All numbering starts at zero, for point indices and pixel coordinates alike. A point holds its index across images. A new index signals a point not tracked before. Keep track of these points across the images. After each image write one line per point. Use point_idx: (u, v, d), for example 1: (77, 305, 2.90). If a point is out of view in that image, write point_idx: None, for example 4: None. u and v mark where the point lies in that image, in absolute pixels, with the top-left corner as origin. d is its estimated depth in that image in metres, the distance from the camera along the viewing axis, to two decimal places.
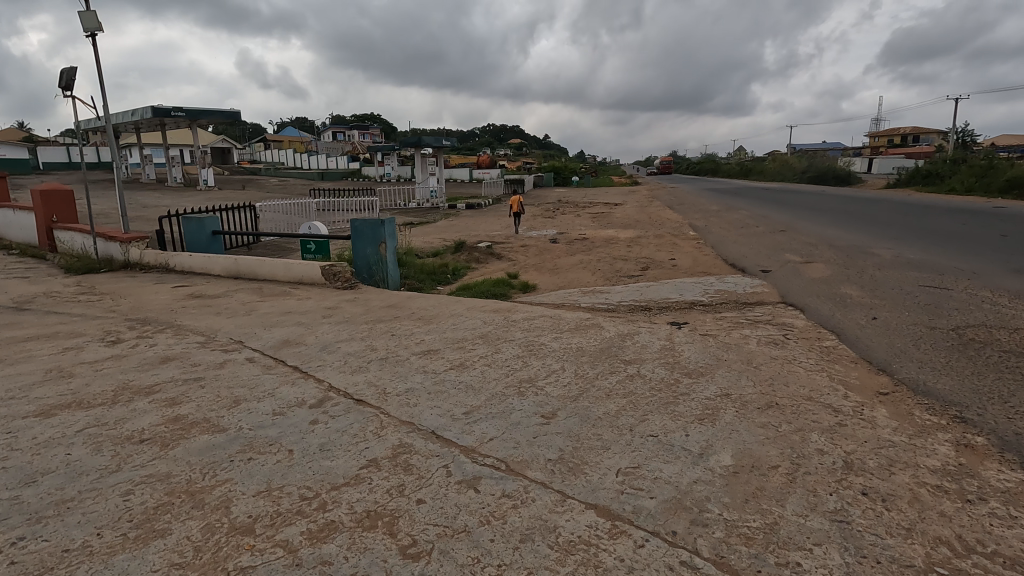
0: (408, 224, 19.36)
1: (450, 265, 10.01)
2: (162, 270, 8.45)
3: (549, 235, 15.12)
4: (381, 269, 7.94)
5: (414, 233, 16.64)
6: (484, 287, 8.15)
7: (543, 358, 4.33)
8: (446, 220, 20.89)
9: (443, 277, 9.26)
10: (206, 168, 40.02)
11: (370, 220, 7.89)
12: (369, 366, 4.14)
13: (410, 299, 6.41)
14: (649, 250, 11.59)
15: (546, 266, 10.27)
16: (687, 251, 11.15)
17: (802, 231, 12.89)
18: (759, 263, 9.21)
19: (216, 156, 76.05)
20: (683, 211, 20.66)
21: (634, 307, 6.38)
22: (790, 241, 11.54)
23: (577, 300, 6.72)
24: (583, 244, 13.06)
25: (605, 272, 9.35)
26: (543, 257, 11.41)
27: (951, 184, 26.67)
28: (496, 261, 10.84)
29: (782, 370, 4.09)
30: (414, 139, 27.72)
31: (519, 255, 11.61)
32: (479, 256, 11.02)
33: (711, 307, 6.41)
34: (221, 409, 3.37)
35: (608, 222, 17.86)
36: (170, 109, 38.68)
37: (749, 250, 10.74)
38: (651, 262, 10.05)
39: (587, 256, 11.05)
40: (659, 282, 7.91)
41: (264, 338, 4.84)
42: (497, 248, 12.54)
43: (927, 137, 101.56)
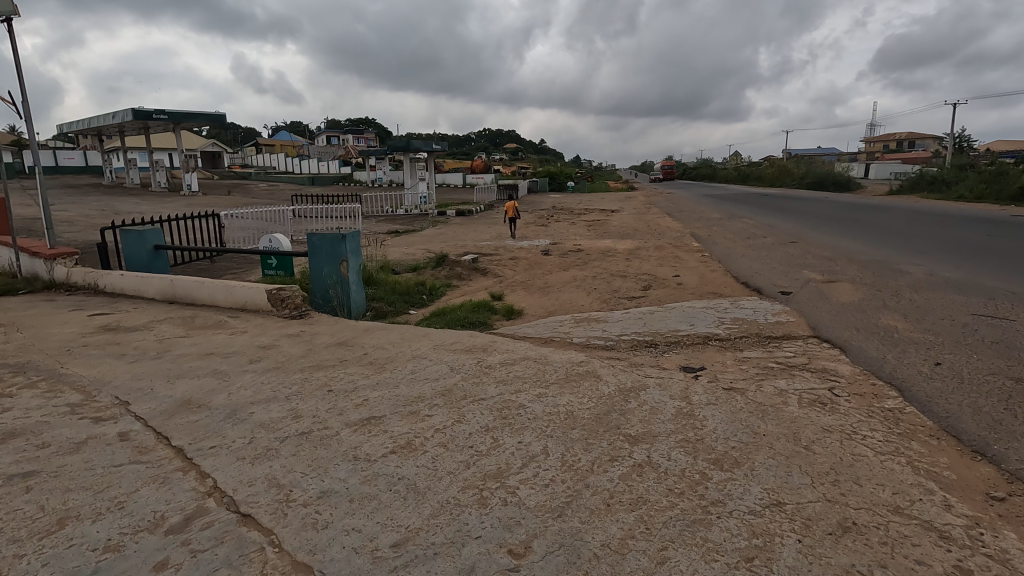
0: (393, 233, 18.25)
1: (427, 284, 8.88)
2: (90, 292, 7.33)
3: (541, 246, 14.09)
4: (342, 290, 6.85)
5: (398, 243, 15.54)
6: (461, 311, 7.07)
7: (519, 433, 3.22)
8: (434, 228, 19.86)
9: (417, 298, 8.12)
10: (190, 172, 38.86)
11: (329, 234, 6.80)
12: (281, 449, 3.03)
13: (366, 336, 5.29)
14: (650, 265, 10.55)
15: (536, 283, 9.20)
16: (691, 267, 10.11)
17: (815, 243, 11.89)
18: (776, 282, 8.16)
19: (207, 161, 74.84)
20: (684, 219, 19.71)
21: (636, 344, 5.28)
22: (806, 255, 10.52)
23: (568, 333, 5.63)
24: (579, 257, 11.98)
25: (601, 292, 8.27)
26: (533, 273, 10.32)
27: (960, 191, 25.77)
28: (480, 278, 9.75)
29: (845, 454, 3.00)
30: (403, 143, 26.75)
31: (507, 271, 10.53)
32: (461, 273, 9.92)
33: (730, 343, 5.33)
34: (28, 540, 2.25)
35: (604, 232, 16.82)
36: (153, 113, 37.54)
37: (761, 265, 9.71)
38: (652, 280, 8.99)
39: (582, 273, 9.97)
40: (665, 308, 6.83)
41: (159, 397, 3.73)
42: (483, 262, 11.45)
43: (924, 142, 101.27)
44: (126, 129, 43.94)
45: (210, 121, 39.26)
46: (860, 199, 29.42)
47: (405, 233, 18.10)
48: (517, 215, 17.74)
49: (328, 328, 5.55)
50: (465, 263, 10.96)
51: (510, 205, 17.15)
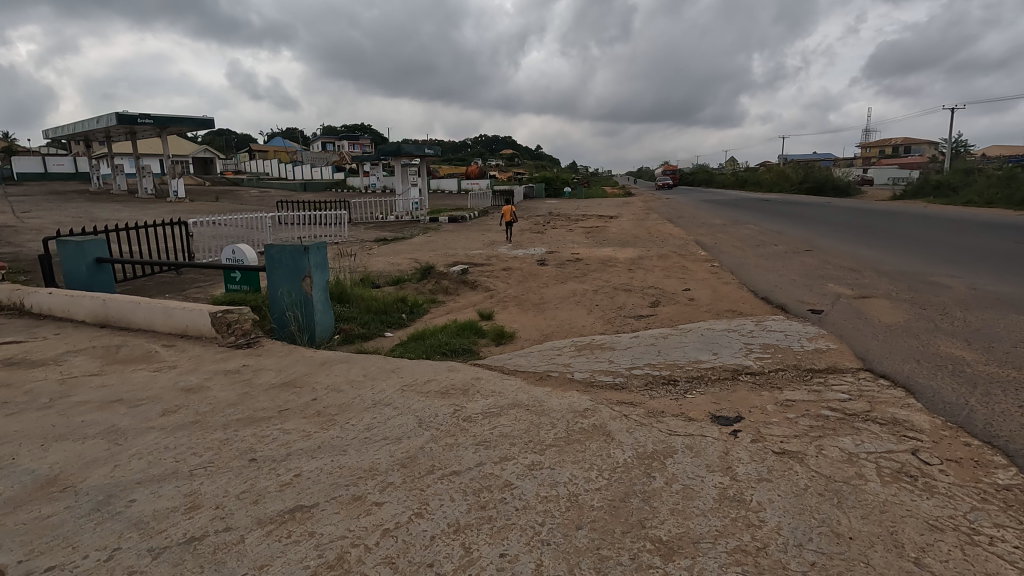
0: (381, 241, 17.28)
1: (408, 300, 7.90)
2: (15, 312, 6.34)
3: (537, 255, 13.19)
4: (304, 312, 5.89)
5: (384, 252, 14.57)
6: (442, 335, 6.10)
7: (501, 537, 2.26)
8: (425, 235, 18.97)
9: (395, 318, 7.13)
10: (177, 178, 37.87)
11: (289, 246, 5.86)
12: (149, 572, 2.06)
13: (320, 373, 4.31)
14: (655, 277, 9.61)
15: (531, 299, 8.25)
16: (701, 279, 9.20)
17: (833, 252, 11.01)
18: (801, 298, 7.23)
19: (198, 167, 73.78)
20: (687, 225, 18.88)
21: (651, 382, 4.32)
22: (825, 264, 9.65)
23: (567, 367, 4.67)
24: (578, 268, 11.05)
25: (604, 309, 7.32)
26: (528, 286, 9.35)
27: (969, 196, 25.00)
28: (468, 293, 8.77)
29: (976, 573, 2.06)
30: (394, 148, 25.99)
31: (498, 284, 9.56)
32: (447, 286, 8.95)
33: (764, 380, 4.40)
34: None
35: (604, 239, 15.88)
36: (138, 117, 36.58)
37: (778, 277, 8.81)
38: (659, 295, 8.05)
39: (581, 286, 9.04)
40: (680, 330, 5.88)
41: (15, 473, 2.75)
42: (473, 274, 10.50)
43: (919, 147, 101.21)
44: (113, 134, 42.95)
45: (198, 126, 38.37)
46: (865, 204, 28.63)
47: (394, 241, 17.14)
48: (512, 221, 16.80)
49: (277, 362, 4.57)
50: (453, 275, 9.98)
51: (505, 211, 16.25)
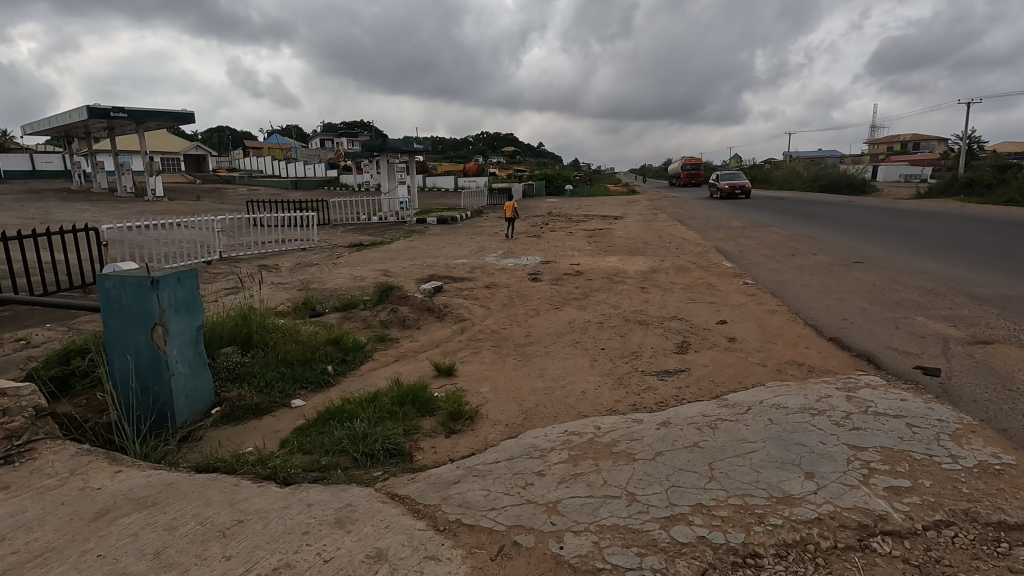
0: (355, 247, 15.28)
1: (343, 341, 5.76)
2: None
3: (530, 265, 11.16)
4: (156, 385, 3.86)
5: (352, 262, 12.53)
6: (366, 410, 4.00)
7: None
8: (406, 239, 16.95)
9: (314, 372, 4.99)
10: (155, 175, 35.71)
11: (129, 277, 3.82)
12: None
13: (67, 552, 2.22)
14: (676, 300, 7.51)
15: (514, 336, 6.16)
16: (737, 305, 7.10)
17: (893, 265, 8.92)
18: (892, 343, 5.11)
19: (191, 165, 71.90)
20: (700, 228, 16.84)
21: (712, 570, 2.22)
22: (893, 284, 7.57)
23: (552, 516, 2.56)
24: (577, 286, 8.91)
25: (615, 359, 5.19)
26: (511, 314, 7.25)
27: (1008, 195, 22.90)
28: (431, 326, 6.63)
29: None
30: (380, 143, 24.16)
31: (474, 311, 7.44)
32: (405, 315, 6.79)
33: (926, 559, 2.30)
34: None
35: (607, 245, 13.81)
36: (110, 109, 34.29)
37: (839, 304, 6.72)
38: (687, 332, 5.94)
39: (580, 314, 6.92)
40: (734, 412, 3.77)
41: None
42: (444, 296, 8.35)
43: (930, 144, 98.34)
44: (91, 130, 40.85)
45: (177, 120, 36.19)
46: (890, 202, 26.52)
47: (369, 248, 15.04)
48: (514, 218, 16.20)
49: (16, 514, 2.48)
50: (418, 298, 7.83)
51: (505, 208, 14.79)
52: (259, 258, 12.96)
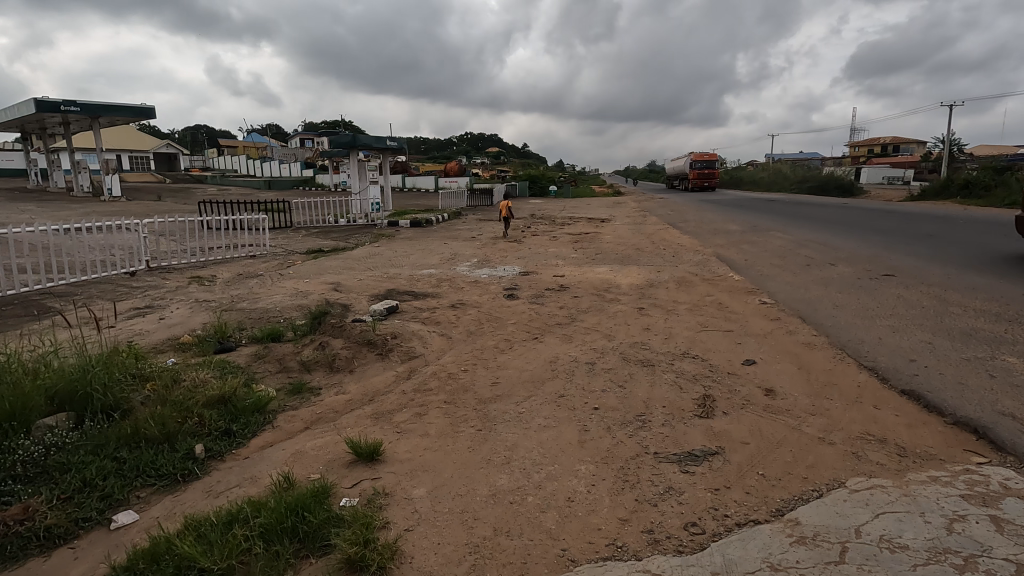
0: (313, 254, 13.64)
1: (235, 397, 4.13)
2: None
3: (506, 278, 9.63)
4: None
5: (304, 272, 10.92)
6: (212, 551, 2.42)
7: None
8: (373, 244, 15.34)
9: (172, 456, 3.37)
10: (113, 174, 33.55)
11: None
12: None
13: None
14: (684, 328, 6.02)
15: (476, 385, 4.59)
16: (762, 336, 5.62)
17: (934, 281, 7.55)
18: (1001, 406, 3.64)
19: (162, 164, 69.20)
20: (694, 232, 15.53)
21: None
22: (948, 307, 6.17)
23: None
24: (562, 306, 7.35)
25: (614, 428, 3.65)
26: (477, 348, 5.69)
27: (1012, 197, 21.82)
28: (368, 369, 4.98)
29: None
30: (350, 140, 22.52)
31: (430, 344, 5.81)
32: (335, 353, 5.14)
33: None
34: None
35: (595, 252, 12.36)
36: (61, 102, 32.03)
37: (895, 335, 5.27)
38: (709, 379, 4.44)
39: (565, 351, 5.35)
40: (823, 559, 2.25)
41: None
42: (396, 322, 6.68)
43: (910, 147, 98.63)
44: (47, 126, 38.48)
45: (136, 114, 34.02)
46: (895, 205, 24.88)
47: (327, 255, 13.26)
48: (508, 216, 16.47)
49: None
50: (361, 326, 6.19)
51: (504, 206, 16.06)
52: (196, 268, 11.27)
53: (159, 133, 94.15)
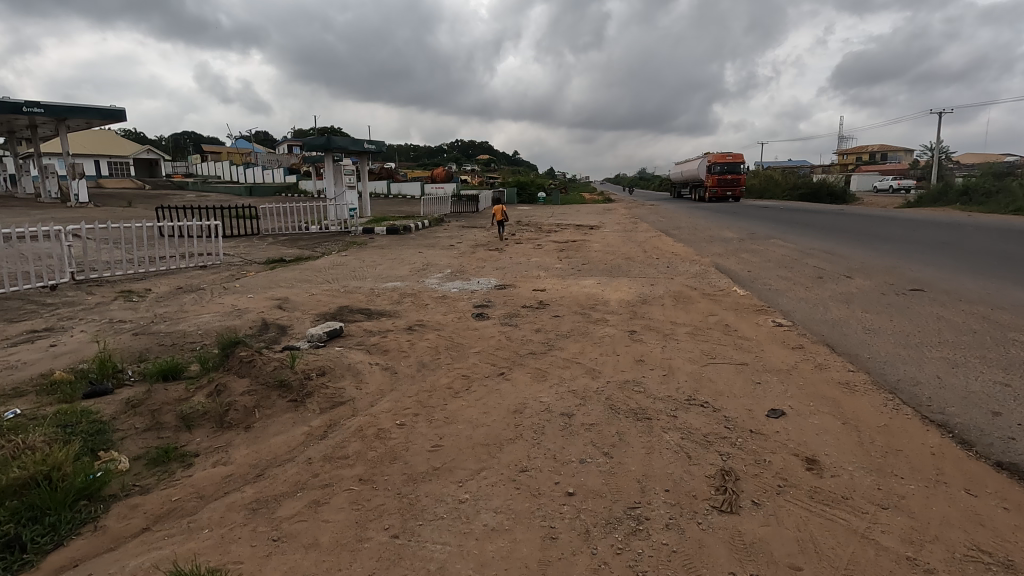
0: (271, 264, 12.33)
1: (54, 479, 2.88)
2: None
3: (477, 292, 8.40)
4: None
5: (251, 286, 9.61)
6: None
7: None
8: (340, 252, 14.06)
9: None
10: (79, 179, 31.96)
11: None
12: None
13: None
14: (687, 361, 4.84)
15: (408, 451, 3.34)
16: (785, 371, 4.47)
17: (972, 298, 6.49)
18: None
19: (142, 170, 67.48)
20: (689, 240, 14.48)
21: None
22: (1006, 332, 5.08)
23: None
24: (539, 330, 6.11)
25: (595, 534, 2.48)
26: (425, 389, 4.44)
27: (1015, 203, 20.94)
28: (271, 425, 3.72)
29: None
30: (324, 142, 21.29)
31: (365, 384, 4.53)
32: (232, 400, 3.89)
33: None
34: None
35: (581, 262, 11.21)
36: (21, 104, 30.29)
37: (956, 373, 4.14)
38: (725, 440, 3.28)
39: (536, 395, 4.13)
40: None
41: None
42: (333, 352, 5.39)
43: (898, 155, 98.81)
44: (14, 129, 36.84)
45: (104, 117, 32.34)
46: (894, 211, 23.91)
47: (285, 266, 11.88)
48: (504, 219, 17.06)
49: None
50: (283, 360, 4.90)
51: (498, 210, 16.83)
52: (128, 282, 9.91)
53: (142, 138, 91.99)
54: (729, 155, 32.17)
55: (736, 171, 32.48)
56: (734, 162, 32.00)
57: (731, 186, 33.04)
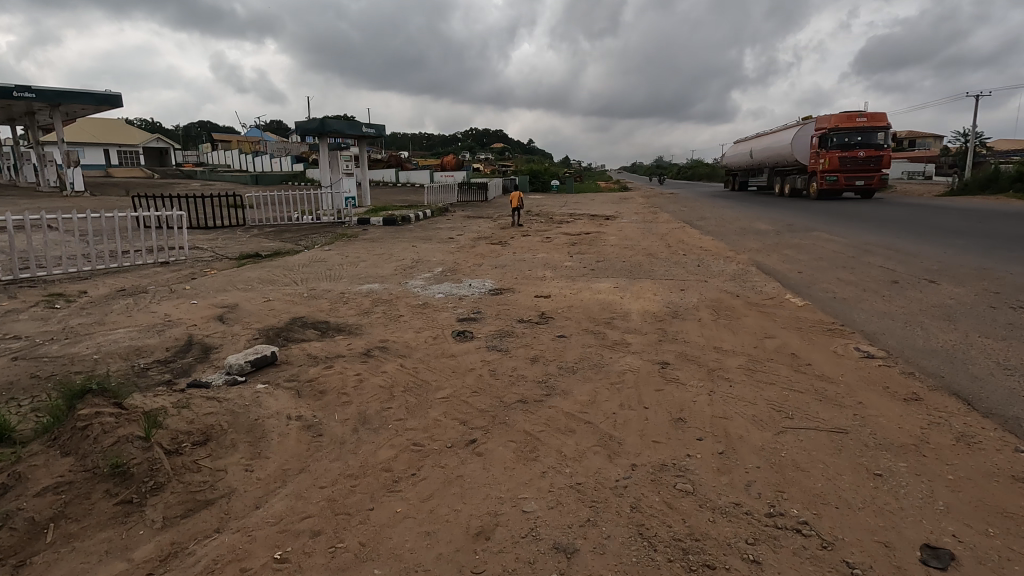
0: (239, 261, 10.77)
1: None
2: None
3: (464, 302, 6.72)
4: None
5: (199, 290, 8.06)
6: None
7: None
8: (323, 246, 12.50)
9: None
10: (75, 166, 30.84)
11: None
12: None
13: None
14: (751, 422, 3.23)
15: None
16: (913, 447, 2.86)
17: None
18: None
19: (152, 159, 66.78)
20: (719, 233, 12.71)
21: None
22: None
23: None
24: (536, 362, 4.45)
25: None
26: (345, 476, 2.85)
27: None
28: (61, 561, 2.22)
29: None
30: (317, 126, 19.70)
31: (261, 462, 2.98)
32: (16, 508, 2.40)
33: None
34: None
35: (595, 260, 9.50)
36: (13, 87, 29.12)
37: None
38: None
39: (518, 497, 2.56)
40: None
41: None
42: (242, 400, 3.82)
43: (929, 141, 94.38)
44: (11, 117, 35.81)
45: (100, 102, 31.20)
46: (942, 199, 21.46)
47: (255, 263, 10.37)
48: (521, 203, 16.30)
49: None
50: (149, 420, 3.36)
51: (515, 197, 15.89)
52: (59, 284, 8.43)
53: (155, 127, 91.77)
54: (863, 115, 19.13)
55: (872, 145, 19.25)
56: (865, 128, 19.15)
57: (861, 169, 19.41)
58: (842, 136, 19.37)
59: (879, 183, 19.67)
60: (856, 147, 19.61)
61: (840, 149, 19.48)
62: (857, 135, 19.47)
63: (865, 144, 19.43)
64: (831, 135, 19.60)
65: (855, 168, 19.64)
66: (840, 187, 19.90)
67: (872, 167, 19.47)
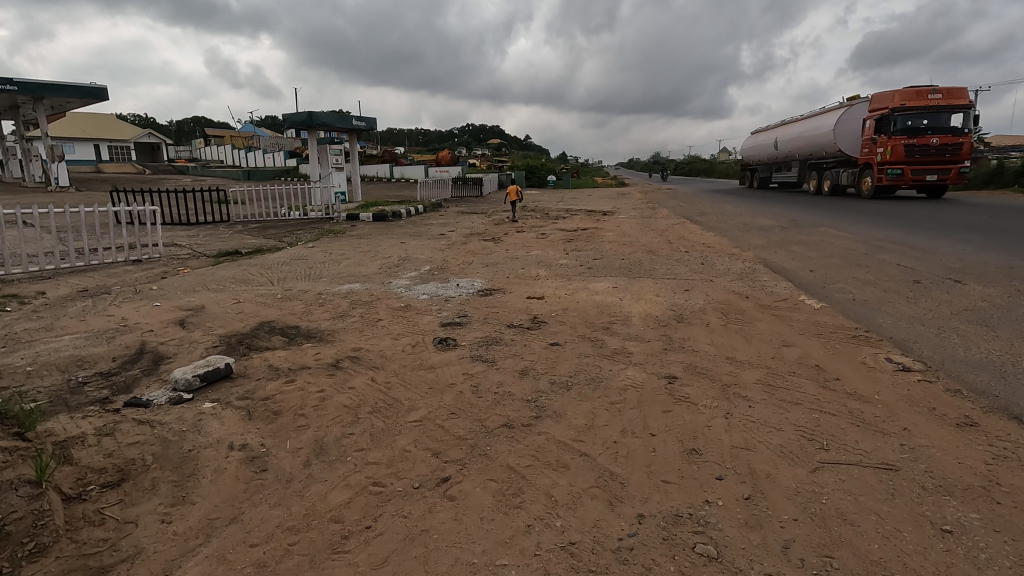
0: (217, 259, 10.19)
1: None
2: None
3: (449, 305, 6.17)
4: None
5: (168, 290, 7.51)
6: None
7: None
8: (307, 243, 11.93)
9: None
10: (60, 160, 30.10)
11: None
12: None
13: None
14: (779, 455, 2.70)
15: None
16: (983, 493, 2.33)
17: None
18: None
19: (143, 154, 65.87)
20: (721, 229, 12.17)
21: None
22: None
23: None
24: (526, 376, 3.90)
25: None
26: (283, 530, 2.31)
27: None
28: None
29: None
30: (305, 119, 19.07)
31: (185, 509, 2.45)
32: None
33: None
34: None
35: (591, 257, 8.97)
36: None
37: None
38: None
39: (496, 565, 2.03)
40: None
41: None
42: (179, 424, 3.26)
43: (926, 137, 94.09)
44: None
45: (85, 95, 30.49)
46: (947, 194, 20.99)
47: (233, 261, 9.78)
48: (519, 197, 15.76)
49: None
50: (56, 457, 2.84)
51: (512, 190, 15.30)
52: (19, 283, 7.86)
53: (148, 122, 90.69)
54: (931, 95, 15.68)
55: (946, 129, 15.47)
56: (935, 110, 15.60)
57: (928, 161, 15.74)
58: (905, 120, 15.84)
59: (956, 178, 15.73)
60: (927, 132, 15.76)
61: (904, 134, 15.69)
62: (926, 117, 15.68)
63: (941, 129, 15.56)
64: (891, 117, 15.95)
65: (927, 157, 15.62)
66: (906, 182, 15.93)
67: (943, 160, 15.71)
